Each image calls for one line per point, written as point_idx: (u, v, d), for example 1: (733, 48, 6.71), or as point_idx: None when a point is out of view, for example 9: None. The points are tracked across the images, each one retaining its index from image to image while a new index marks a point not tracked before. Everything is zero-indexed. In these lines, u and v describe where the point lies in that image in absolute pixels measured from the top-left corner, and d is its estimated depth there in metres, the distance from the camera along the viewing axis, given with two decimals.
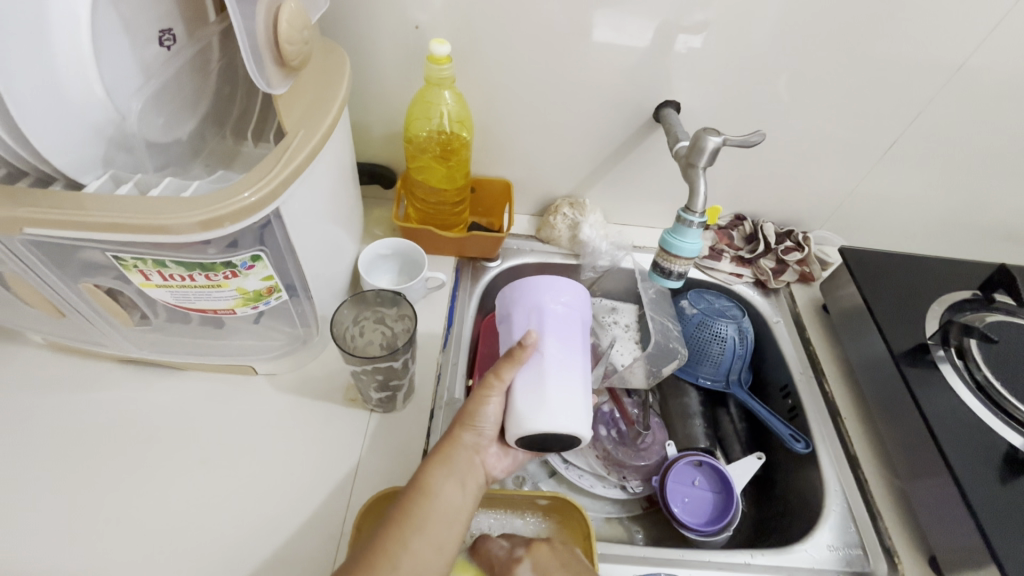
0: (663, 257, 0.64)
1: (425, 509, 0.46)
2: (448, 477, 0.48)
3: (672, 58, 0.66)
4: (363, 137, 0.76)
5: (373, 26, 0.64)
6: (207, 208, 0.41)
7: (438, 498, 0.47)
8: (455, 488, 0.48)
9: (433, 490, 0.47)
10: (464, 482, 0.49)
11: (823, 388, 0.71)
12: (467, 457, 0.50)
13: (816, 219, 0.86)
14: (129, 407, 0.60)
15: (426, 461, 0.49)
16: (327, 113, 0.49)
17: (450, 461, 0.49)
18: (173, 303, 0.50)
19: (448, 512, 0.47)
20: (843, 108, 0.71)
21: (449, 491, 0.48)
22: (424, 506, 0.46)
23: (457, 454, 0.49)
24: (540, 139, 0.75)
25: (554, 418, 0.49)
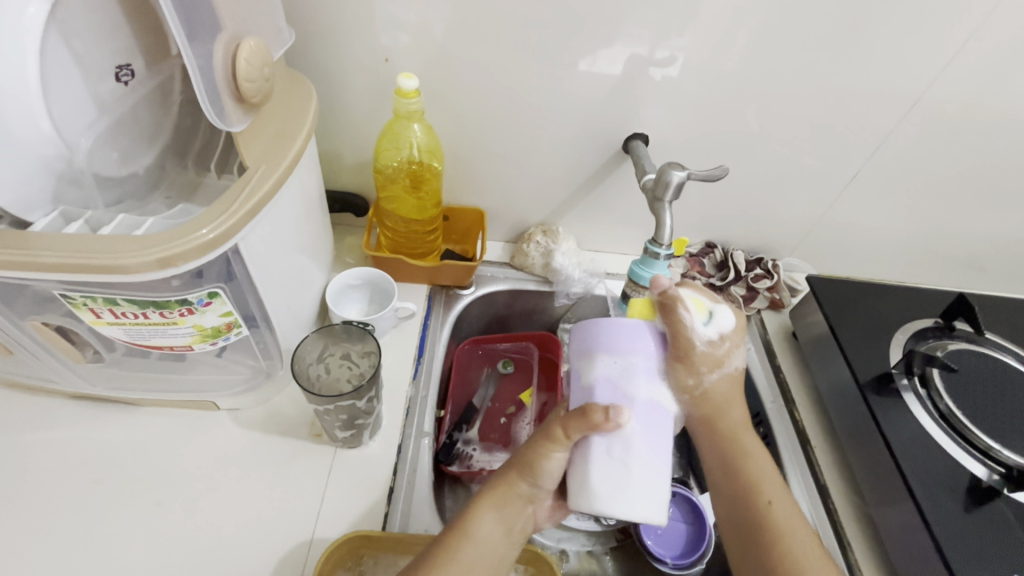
0: (631, 288, 0.65)
1: (461, 540, 0.47)
2: (495, 518, 0.48)
3: (641, 90, 0.68)
4: (335, 165, 0.75)
5: (345, 57, 0.64)
6: (162, 245, 0.40)
7: (473, 536, 0.47)
8: (496, 527, 0.48)
9: (474, 525, 0.47)
10: (510, 526, 0.48)
11: (793, 416, 0.71)
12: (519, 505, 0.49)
13: (786, 246, 0.88)
14: (82, 446, 0.57)
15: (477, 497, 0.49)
16: (290, 147, 0.49)
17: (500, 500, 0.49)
18: (127, 340, 0.48)
19: (486, 553, 0.47)
20: (807, 140, 0.73)
21: (488, 527, 0.47)
22: (465, 546, 0.46)
23: (510, 494, 0.49)
24: (513, 167, 0.76)
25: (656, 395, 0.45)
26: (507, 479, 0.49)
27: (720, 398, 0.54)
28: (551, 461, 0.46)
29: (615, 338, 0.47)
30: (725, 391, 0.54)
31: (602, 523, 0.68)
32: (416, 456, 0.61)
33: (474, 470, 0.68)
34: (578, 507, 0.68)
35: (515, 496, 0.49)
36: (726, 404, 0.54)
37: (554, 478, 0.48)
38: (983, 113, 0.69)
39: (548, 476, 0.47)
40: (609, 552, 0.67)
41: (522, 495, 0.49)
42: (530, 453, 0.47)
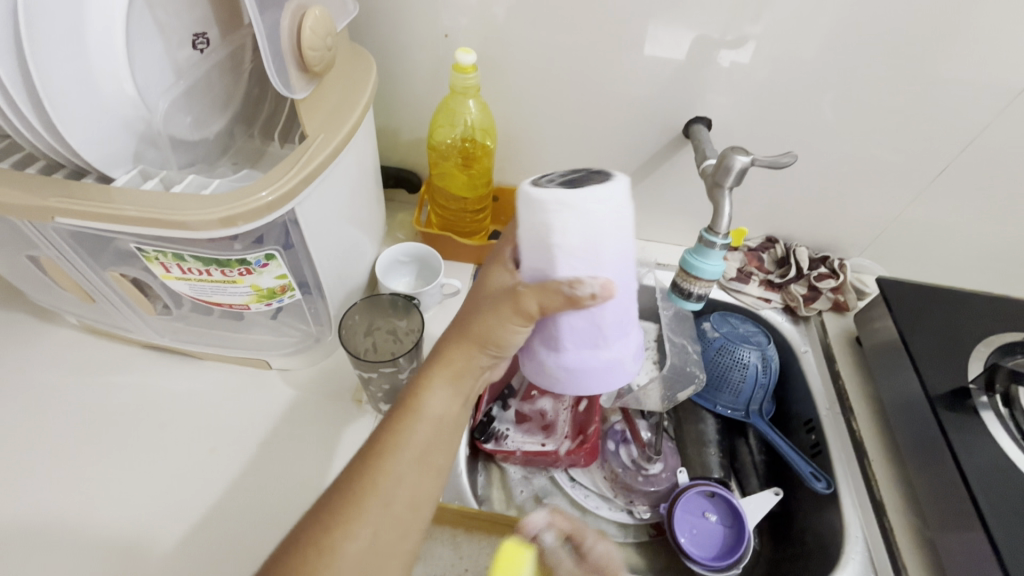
0: (684, 278, 0.60)
1: (415, 413, 0.43)
2: (449, 387, 0.45)
3: (706, 73, 0.64)
4: (391, 141, 0.77)
5: (405, 32, 0.64)
6: (226, 205, 0.42)
7: (427, 408, 0.44)
8: (449, 394, 0.45)
9: (426, 395, 0.44)
10: (459, 393, 0.46)
11: (850, 425, 0.67)
12: (470, 366, 0.46)
13: (855, 246, 0.82)
14: (151, 393, 0.62)
15: (424, 371, 0.45)
16: (348, 118, 0.49)
17: (452, 367, 0.45)
18: (193, 296, 0.51)
19: (442, 422, 0.44)
20: (889, 129, 0.67)
21: (435, 391, 0.44)
22: (416, 425, 0.43)
23: (461, 360, 0.45)
24: (567, 150, 0.75)
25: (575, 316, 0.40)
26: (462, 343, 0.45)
27: None
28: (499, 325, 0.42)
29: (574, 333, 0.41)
30: None
31: (634, 516, 0.70)
32: None
33: (508, 451, 0.69)
34: (610, 497, 0.71)
35: (464, 360, 0.45)
36: None
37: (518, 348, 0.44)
38: None
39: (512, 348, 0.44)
40: (637, 544, 0.69)
41: (462, 359, 0.45)
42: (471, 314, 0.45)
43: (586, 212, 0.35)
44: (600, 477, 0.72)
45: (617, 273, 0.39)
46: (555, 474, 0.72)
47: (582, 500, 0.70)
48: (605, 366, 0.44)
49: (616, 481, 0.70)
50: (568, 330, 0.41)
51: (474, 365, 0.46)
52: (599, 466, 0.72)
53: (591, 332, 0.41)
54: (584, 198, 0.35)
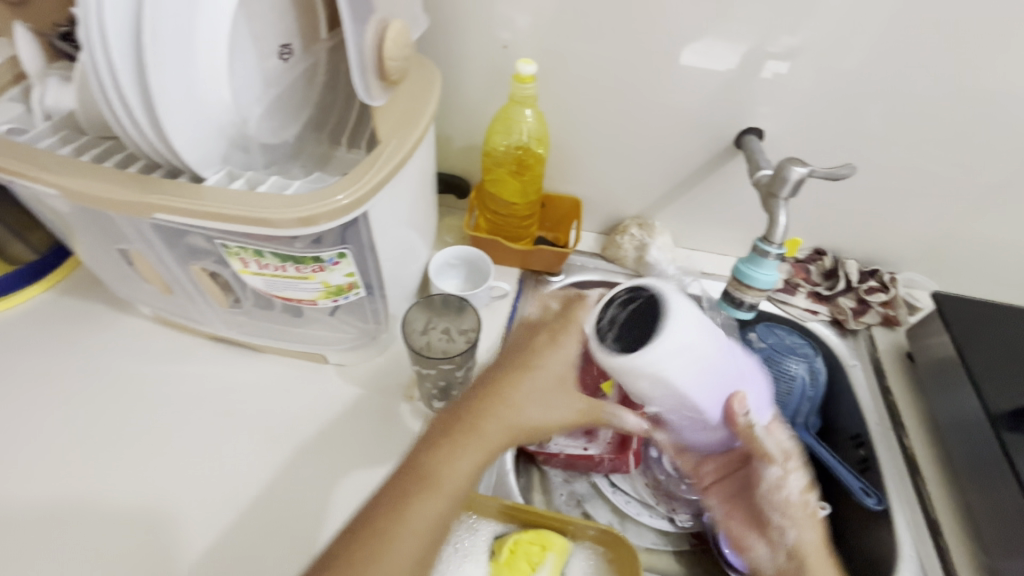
0: (735, 287, 0.62)
1: (431, 485, 0.41)
2: (475, 457, 0.42)
3: (762, 85, 0.65)
4: (444, 148, 0.79)
5: (466, 42, 0.66)
6: (306, 206, 0.45)
7: (445, 479, 0.41)
8: (472, 469, 0.42)
9: (445, 468, 0.41)
10: (484, 462, 0.43)
11: (902, 441, 0.66)
12: (499, 429, 0.44)
13: (907, 260, 0.80)
14: (216, 382, 0.65)
15: (445, 437, 0.42)
16: (418, 124, 0.52)
17: (478, 433, 0.43)
18: (265, 290, 0.54)
19: (457, 493, 0.42)
20: (949, 142, 0.66)
21: (470, 458, 0.42)
22: (429, 497, 0.40)
23: (487, 424, 0.43)
24: (617, 159, 0.76)
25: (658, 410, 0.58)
26: (492, 397, 0.45)
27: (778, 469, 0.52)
28: (535, 399, 0.46)
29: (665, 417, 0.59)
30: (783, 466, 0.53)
31: (675, 524, 0.70)
32: None
33: (551, 453, 0.69)
34: (651, 505, 0.71)
35: (491, 424, 0.44)
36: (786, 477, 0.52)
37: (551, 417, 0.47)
38: None
39: (536, 414, 0.46)
40: (676, 552, 0.69)
41: (498, 436, 0.44)
42: (506, 381, 0.46)
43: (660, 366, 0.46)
44: (641, 485, 0.72)
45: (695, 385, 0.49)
46: (596, 479, 0.72)
47: (624, 505, 0.70)
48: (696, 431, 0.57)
49: (658, 488, 0.71)
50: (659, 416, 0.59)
51: (505, 428, 0.44)
52: (641, 474, 0.73)
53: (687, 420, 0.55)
54: (647, 363, 0.45)
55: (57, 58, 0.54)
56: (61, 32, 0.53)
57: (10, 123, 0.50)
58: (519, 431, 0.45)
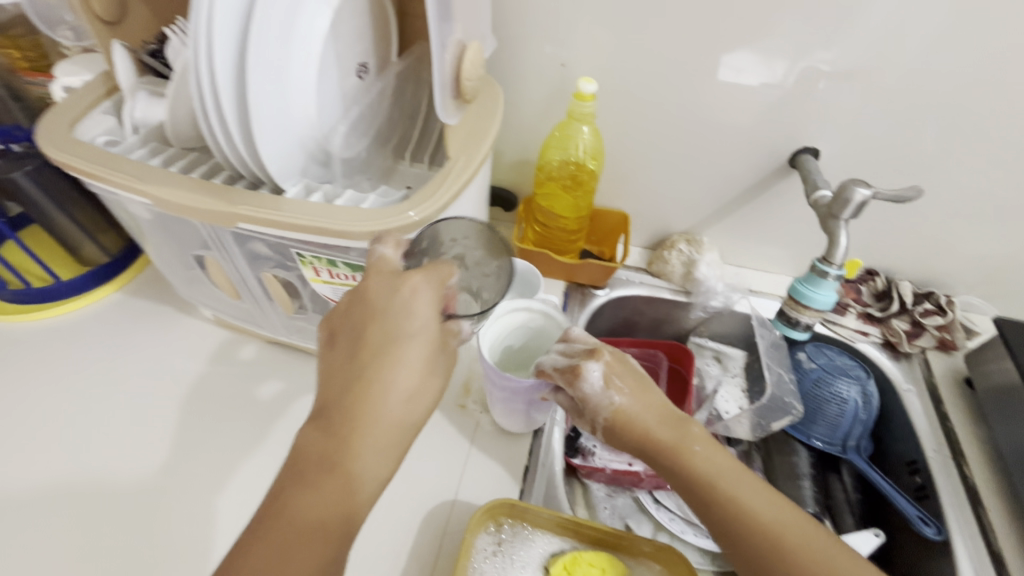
0: (791, 306, 0.62)
1: (307, 498, 0.36)
2: (365, 453, 0.38)
3: (822, 105, 0.64)
4: (495, 161, 0.81)
5: (525, 60, 0.68)
6: (380, 220, 0.47)
7: (327, 490, 0.36)
8: (366, 470, 0.38)
9: (326, 477, 0.36)
10: (376, 461, 0.38)
11: (962, 470, 0.64)
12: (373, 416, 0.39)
13: (964, 284, 0.78)
14: (273, 385, 0.67)
15: (313, 437, 0.38)
16: (485, 141, 0.53)
17: (343, 424, 0.38)
18: (333, 299, 0.56)
19: (349, 504, 0.37)
20: (1016, 165, 0.65)
21: (370, 466, 0.38)
22: (308, 513, 0.35)
23: (363, 409, 0.38)
24: (667, 176, 0.76)
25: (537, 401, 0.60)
26: (364, 371, 0.40)
27: (626, 416, 0.48)
28: (398, 370, 0.40)
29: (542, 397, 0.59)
30: (644, 410, 0.49)
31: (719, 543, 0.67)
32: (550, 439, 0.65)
33: (595, 467, 0.69)
34: (696, 523, 0.69)
35: (371, 407, 0.38)
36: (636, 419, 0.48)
37: (398, 387, 0.39)
38: None
39: (391, 392, 0.39)
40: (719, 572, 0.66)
41: (319, 432, 0.38)
42: (338, 373, 0.40)
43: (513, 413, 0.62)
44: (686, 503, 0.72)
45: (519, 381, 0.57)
46: (638, 495, 0.72)
47: (668, 523, 0.69)
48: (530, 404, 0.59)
49: None
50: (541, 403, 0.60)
51: (394, 408, 0.39)
52: None
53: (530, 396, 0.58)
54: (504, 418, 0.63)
55: (144, 71, 0.57)
56: (151, 49, 0.57)
57: (105, 135, 0.54)
58: (405, 413, 0.40)
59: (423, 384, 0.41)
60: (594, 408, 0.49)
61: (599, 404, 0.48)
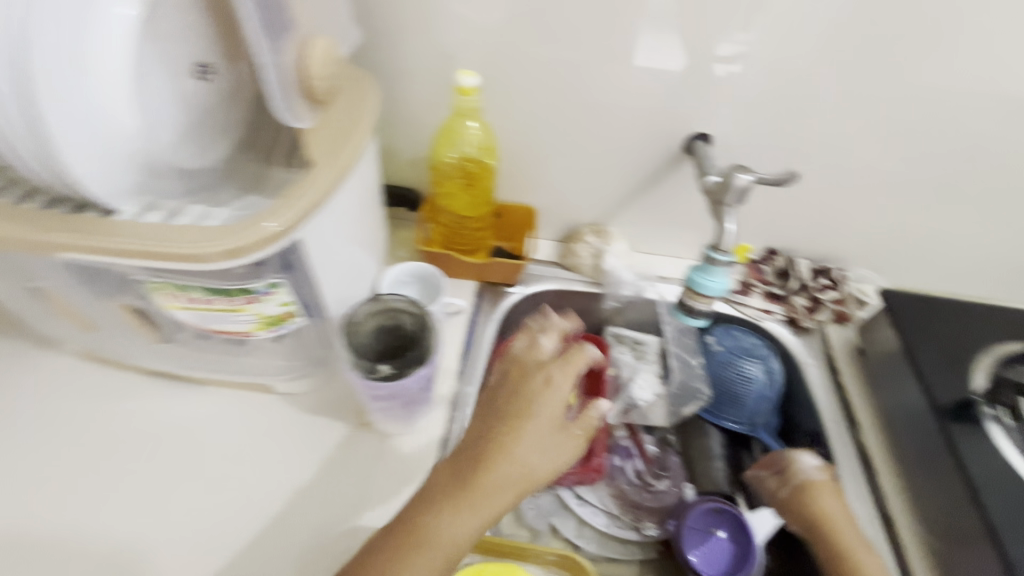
0: (687, 295, 0.61)
1: (410, 550, 0.43)
2: (474, 512, 0.45)
3: (706, 88, 0.65)
4: (391, 159, 0.76)
5: (407, 51, 0.64)
6: (232, 237, 0.42)
7: (446, 531, 0.44)
8: (472, 523, 0.45)
9: (447, 519, 0.44)
10: (489, 513, 0.45)
11: (856, 438, 0.67)
12: (508, 472, 0.47)
13: (856, 256, 0.82)
14: (154, 420, 0.61)
15: (470, 477, 0.46)
16: (351, 143, 0.49)
17: (489, 474, 0.46)
18: (196, 324, 0.50)
19: (453, 544, 0.44)
20: (890, 141, 0.68)
21: (472, 518, 0.45)
22: (416, 552, 0.43)
23: (495, 468, 0.46)
24: (569, 166, 0.75)
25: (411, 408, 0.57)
26: (512, 429, 0.49)
27: (814, 488, 0.58)
28: (530, 441, 0.48)
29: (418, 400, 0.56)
30: (834, 495, 0.57)
31: (642, 533, 0.69)
32: (459, 450, 0.62)
33: None
34: (618, 515, 0.70)
35: (499, 464, 0.47)
36: (822, 495, 0.57)
37: (537, 453, 0.48)
38: None
39: (527, 461, 0.47)
40: (642, 561, 0.67)
41: (505, 469, 0.46)
42: (520, 420, 0.49)
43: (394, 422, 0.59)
44: (608, 496, 0.71)
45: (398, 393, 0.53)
46: (560, 491, 0.70)
47: (591, 517, 0.69)
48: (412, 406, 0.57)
49: (623, 498, 0.71)
50: (420, 402, 0.57)
51: (518, 467, 0.47)
52: (607, 484, 0.72)
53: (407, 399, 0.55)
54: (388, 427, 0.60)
55: None
56: None
57: None
58: (529, 474, 0.47)
59: (562, 451, 0.50)
60: (794, 480, 0.59)
61: (807, 475, 0.58)
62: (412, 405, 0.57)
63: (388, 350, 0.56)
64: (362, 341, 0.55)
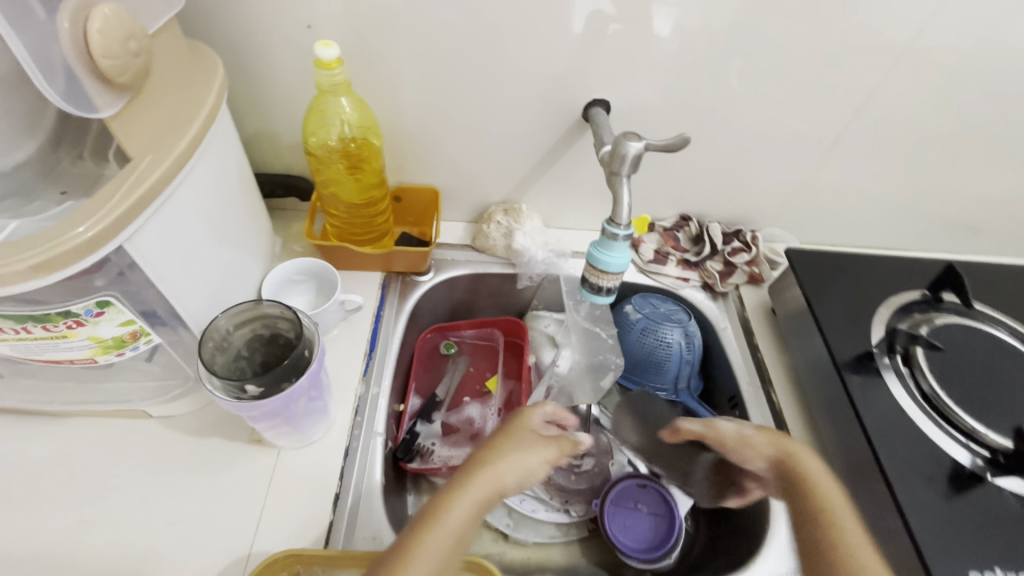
0: (591, 272, 0.58)
1: None
2: (449, 529, 0.43)
3: (597, 52, 0.61)
4: (272, 146, 0.69)
5: (263, 23, 0.57)
6: (33, 251, 0.36)
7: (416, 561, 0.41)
8: (448, 541, 0.43)
9: (422, 539, 0.42)
10: (461, 538, 0.44)
11: (770, 397, 0.67)
12: (485, 486, 0.47)
13: (767, 217, 0.82)
14: (6, 462, 0.54)
15: (443, 490, 0.46)
16: (183, 130, 0.43)
17: (463, 486, 0.47)
18: (20, 356, 0.43)
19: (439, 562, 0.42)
20: (786, 100, 0.67)
21: (442, 540, 0.42)
22: None
23: (478, 482, 0.47)
24: (468, 143, 0.70)
25: (298, 424, 0.52)
26: (489, 451, 0.51)
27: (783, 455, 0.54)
28: (520, 451, 0.51)
29: (304, 413, 0.51)
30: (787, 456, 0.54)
31: (571, 515, 0.68)
32: (367, 456, 0.58)
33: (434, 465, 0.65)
34: (546, 499, 0.69)
35: (482, 481, 0.48)
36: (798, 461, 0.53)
37: (519, 472, 0.50)
38: (985, 56, 0.62)
39: (516, 471, 0.50)
40: (571, 543, 0.67)
41: (465, 513, 0.45)
42: (486, 453, 0.51)
43: (284, 438, 0.54)
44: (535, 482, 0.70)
45: (276, 410, 0.48)
46: None
47: (518, 504, 0.67)
48: (298, 420, 0.52)
49: (550, 483, 0.70)
50: (310, 414, 0.53)
51: (490, 477, 0.48)
52: None
53: (287, 416, 0.50)
54: (282, 445, 0.55)
55: None
56: None
57: None
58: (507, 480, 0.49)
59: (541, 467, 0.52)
60: (758, 453, 0.56)
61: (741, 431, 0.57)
62: (300, 419, 0.52)
63: (266, 361, 0.50)
64: (233, 356, 0.50)
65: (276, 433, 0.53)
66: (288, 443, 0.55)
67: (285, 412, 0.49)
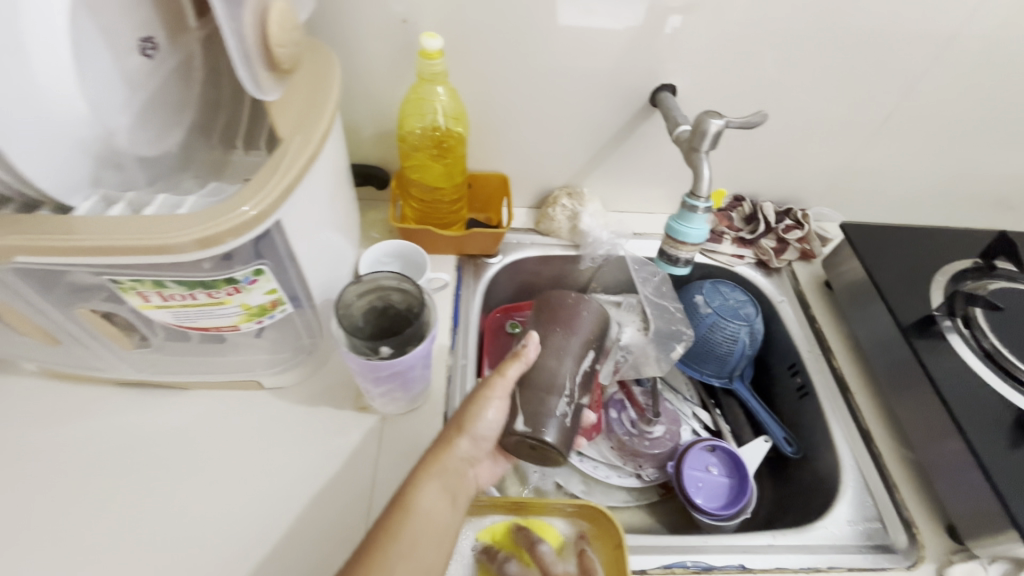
0: (668, 244, 0.62)
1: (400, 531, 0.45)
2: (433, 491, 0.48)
3: (664, 41, 0.65)
4: (353, 137, 0.73)
5: (359, 20, 0.61)
6: (205, 225, 0.40)
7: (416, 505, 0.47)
8: (437, 497, 0.48)
9: (415, 496, 0.47)
10: (455, 496, 0.49)
11: (832, 364, 0.71)
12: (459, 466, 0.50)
13: (815, 196, 0.86)
14: (133, 430, 0.59)
15: (414, 469, 0.48)
16: (320, 112, 0.47)
17: (442, 467, 0.49)
18: (176, 323, 0.49)
19: (432, 520, 0.47)
20: (840, 83, 0.70)
21: (436, 500, 0.48)
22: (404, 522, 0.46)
23: (448, 460, 0.49)
24: (537, 130, 0.74)
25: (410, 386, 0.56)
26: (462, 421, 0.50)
27: None
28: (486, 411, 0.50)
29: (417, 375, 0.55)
30: None
31: (642, 479, 0.72)
32: None
33: None
34: (619, 465, 0.72)
35: (452, 460, 0.49)
36: None
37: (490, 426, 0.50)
38: None
39: (485, 428, 0.50)
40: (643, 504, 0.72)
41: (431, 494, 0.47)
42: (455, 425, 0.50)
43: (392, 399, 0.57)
44: (608, 449, 0.73)
45: (399, 372, 0.52)
46: None
47: (592, 471, 0.71)
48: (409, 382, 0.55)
49: (623, 449, 0.72)
50: (419, 377, 0.56)
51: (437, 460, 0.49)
52: (604, 438, 0.74)
53: (406, 377, 0.54)
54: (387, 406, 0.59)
55: None
56: None
57: None
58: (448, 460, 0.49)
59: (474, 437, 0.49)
60: None
61: None
62: (412, 381, 0.56)
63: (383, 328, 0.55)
64: (354, 324, 0.54)
65: (386, 395, 0.56)
66: (392, 404, 0.59)
67: (405, 374, 0.53)
